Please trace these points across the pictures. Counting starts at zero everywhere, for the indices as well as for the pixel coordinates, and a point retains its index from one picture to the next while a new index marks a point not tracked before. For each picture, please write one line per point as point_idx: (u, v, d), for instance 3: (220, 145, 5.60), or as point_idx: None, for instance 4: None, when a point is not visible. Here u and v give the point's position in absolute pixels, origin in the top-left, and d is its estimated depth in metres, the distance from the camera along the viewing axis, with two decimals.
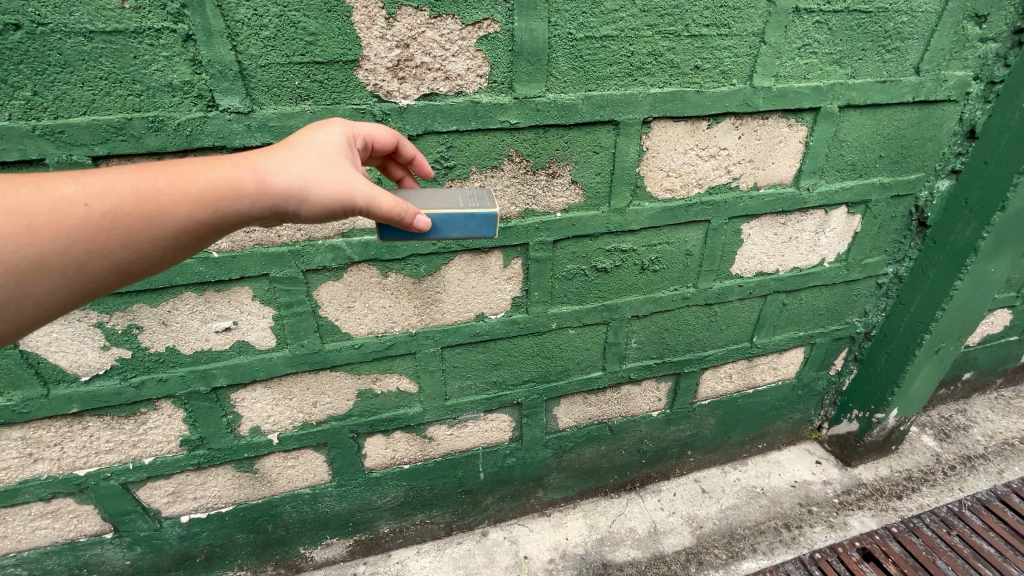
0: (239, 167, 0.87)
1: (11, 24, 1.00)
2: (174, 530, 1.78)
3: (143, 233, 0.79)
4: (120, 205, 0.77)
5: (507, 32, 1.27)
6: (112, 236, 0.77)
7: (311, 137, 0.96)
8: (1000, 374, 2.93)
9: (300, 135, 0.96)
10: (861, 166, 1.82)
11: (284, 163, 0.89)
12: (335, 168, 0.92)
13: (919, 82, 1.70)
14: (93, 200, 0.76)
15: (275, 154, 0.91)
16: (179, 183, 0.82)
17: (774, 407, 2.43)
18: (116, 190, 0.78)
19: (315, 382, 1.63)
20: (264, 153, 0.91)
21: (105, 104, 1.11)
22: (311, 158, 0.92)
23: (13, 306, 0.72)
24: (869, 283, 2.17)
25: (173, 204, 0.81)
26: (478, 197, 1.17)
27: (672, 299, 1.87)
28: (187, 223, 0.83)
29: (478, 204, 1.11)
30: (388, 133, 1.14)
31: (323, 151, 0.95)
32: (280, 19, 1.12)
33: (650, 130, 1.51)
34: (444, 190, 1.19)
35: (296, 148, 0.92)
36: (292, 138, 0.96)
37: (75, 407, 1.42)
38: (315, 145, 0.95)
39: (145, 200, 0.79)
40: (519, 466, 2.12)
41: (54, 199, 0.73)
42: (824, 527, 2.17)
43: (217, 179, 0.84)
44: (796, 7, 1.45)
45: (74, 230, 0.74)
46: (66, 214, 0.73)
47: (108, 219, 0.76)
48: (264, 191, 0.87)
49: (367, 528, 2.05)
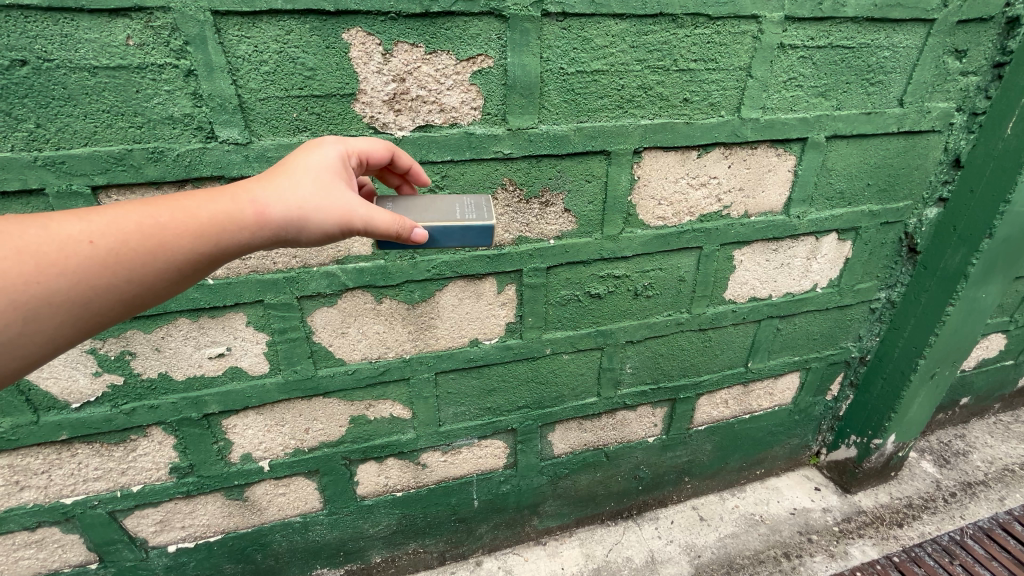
0: (237, 197, 0.88)
1: (19, 60, 1.03)
2: (161, 560, 1.75)
3: (146, 268, 0.80)
4: (122, 241, 0.79)
5: (500, 67, 1.31)
6: (117, 272, 0.78)
7: (306, 159, 0.97)
8: (998, 398, 2.92)
9: (295, 159, 0.97)
10: (849, 194, 1.86)
11: (280, 189, 0.90)
12: (331, 189, 0.93)
13: (903, 113, 1.74)
14: (97, 237, 0.77)
15: (270, 181, 0.91)
16: (179, 216, 0.83)
17: (771, 432, 2.41)
18: (120, 227, 0.79)
19: (308, 408, 1.63)
20: (260, 180, 0.92)
21: (106, 136, 1.13)
22: (306, 182, 0.92)
23: (18, 344, 0.72)
24: (862, 308, 2.18)
25: (176, 237, 0.82)
26: (477, 206, 1.19)
27: (666, 324, 1.88)
28: (189, 255, 0.83)
29: (476, 215, 1.13)
30: (381, 146, 1.15)
31: (319, 173, 0.95)
32: (279, 55, 1.16)
33: (640, 159, 1.55)
34: (443, 200, 1.20)
35: (290, 172, 0.93)
36: (287, 162, 0.97)
37: (65, 434, 1.41)
38: (309, 167, 0.95)
39: (148, 236, 0.81)
40: (514, 494, 2.09)
41: (59, 237, 0.75)
42: (824, 556, 2.13)
43: (217, 210, 0.85)
44: (781, 42, 1.49)
45: (81, 267, 0.75)
46: (71, 252, 0.75)
47: (112, 255, 0.78)
48: (262, 219, 0.87)
49: (359, 558, 2.01)
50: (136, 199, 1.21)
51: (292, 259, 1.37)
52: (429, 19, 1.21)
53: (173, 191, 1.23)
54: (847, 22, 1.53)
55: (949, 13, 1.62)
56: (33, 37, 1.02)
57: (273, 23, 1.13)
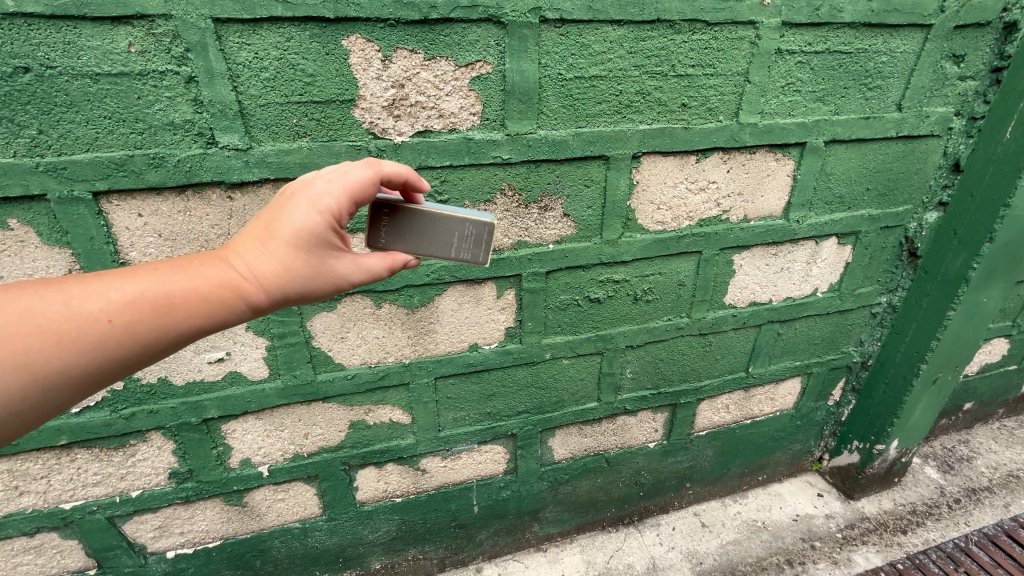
0: (235, 268, 0.86)
1: (21, 67, 1.04)
2: (160, 566, 1.74)
3: (154, 344, 0.80)
4: (134, 318, 0.78)
5: (499, 73, 1.32)
6: (123, 349, 0.77)
7: (292, 219, 0.87)
8: (1001, 404, 2.90)
9: (283, 216, 0.88)
10: (849, 199, 1.86)
11: (277, 264, 0.87)
12: (327, 263, 0.90)
13: (901, 118, 1.74)
14: (113, 315, 0.76)
15: (265, 251, 0.87)
16: (184, 290, 0.82)
17: (772, 437, 2.40)
18: (136, 303, 0.78)
19: (307, 413, 1.62)
20: (254, 246, 0.87)
21: (108, 142, 1.14)
22: (308, 253, 0.88)
23: (24, 418, 0.72)
24: (863, 313, 2.18)
25: (187, 314, 0.81)
26: (476, 235, 1.11)
27: (666, 329, 1.87)
28: (192, 330, 0.83)
29: (469, 252, 1.12)
30: (368, 184, 0.95)
31: (311, 239, 0.88)
32: (279, 61, 1.17)
33: (639, 164, 1.55)
34: (444, 219, 1.10)
35: (283, 239, 0.87)
36: (276, 219, 0.88)
37: (64, 439, 1.41)
38: (301, 233, 0.87)
39: (161, 312, 0.80)
40: (514, 500, 2.08)
41: (76, 314, 0.74)
42: (827, 563, 2.12)
43: (219, 284, 0.84)
44: (778, 48, 1.50)
45: (92, 345, 0.75)
46: (87, 330, 0.74)
47: (124, 333, 0.77)
48: (261, 294, 0.86)
49: (358, 564, 2.00)
50: (137, 205, 1.22)
51: None
52: (428, 25, 1.22)
53: (174, 197, 1.24)
54: (844, 27, 1.54)
55: (946, 18, 1.63)
56: (36, 45, 1.04)
57: (273, 30, 1.14)
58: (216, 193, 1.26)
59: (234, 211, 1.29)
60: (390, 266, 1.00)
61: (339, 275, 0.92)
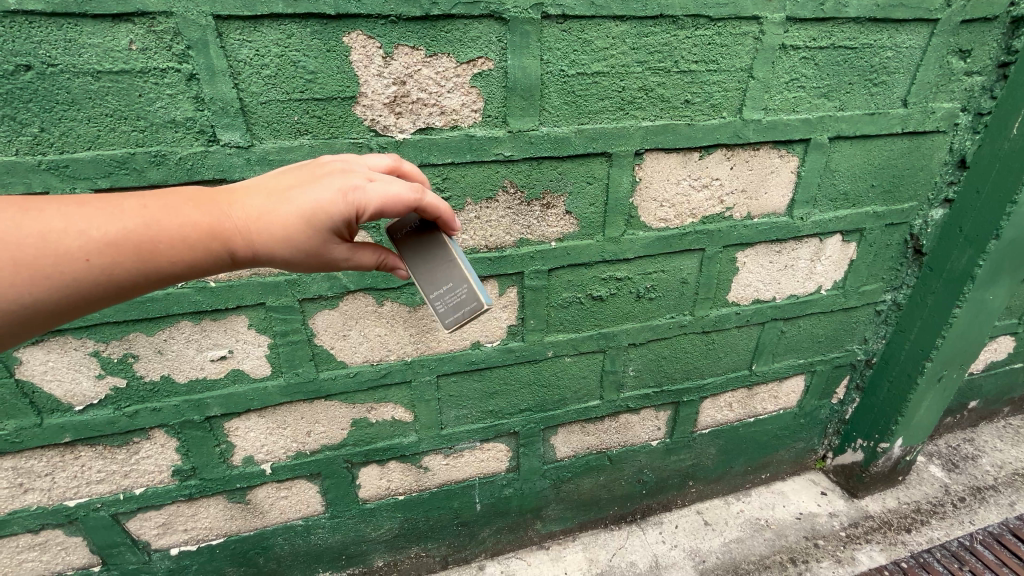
0: (229, 222, 0.88)
1: (23, 65, 1.04)
2: (163, 563, 1.75)
3: (131, 284, 0.83)
4: (112, 259, 0.80)
5: (501, 69, 1.31)
6: (100, 286, 0.81)
7: (309, 195, 0.89)
8: (1007, 402, 2.88)
9: (299, 190, 0.90)
10: (853, 196, 1.84)
11: (272, 230, 0.89)
12: (323, 244, 0.92)
13: (907, 114, 1.73)
14: (92, 253, 0.79)
15: (267, 213, 0.89)
16: (170, 236, 0.84)
17: (775, 436, 2.39)
18: (116, 245, 0.81)
19: (310, 411, 1.63)
20: (257, 204, 0.89)
21: (109, 139, 1.14)
22: (304, 227, 0.89)
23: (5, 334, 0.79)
24: (867, 311, 2.16)
25: (168, 261, 0.84)
26: (460, 300, 1.09)
27: (669, 327, 1.87)
28: (170, 274, 0.86)
29: (444, 307, 1.09)
30: (402, 201, 0.94)
31: (315, 217, 0.89)
32: (281, 58, 1.17)
33: (642, 161, 1.54)
34: (450, 266, 1.09)
35: (291, 207, 0.89)
36: (295, 188, 0.91)
37: (68, 437, 1.42)
38: (311, 210, 0.89)
39: (141, 256, 0.82)
40: (517, 497, 2.08)
41: (55, 248, 0.77)
42: (831, 561, 2.11)
43: (208, 235, 0.86)
44: (782, 43, 1.49)
45: (71, 279, 0.79)
46: (66, 266, 0.78)
47: (103, 272, 0.80)
48: (246, 252, 0.89)
49: (361, 562, 2.01)
50: None
51: None
52: (429, 22, 1.22)
53: None
54: (849, 22, 1.53)
55: (953, 13, 1.61)
56: (37, 43, 1.04)
57: (273, 27, 1.14)
58: None
59: None
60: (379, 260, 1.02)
61: (327, 256, 0.94)
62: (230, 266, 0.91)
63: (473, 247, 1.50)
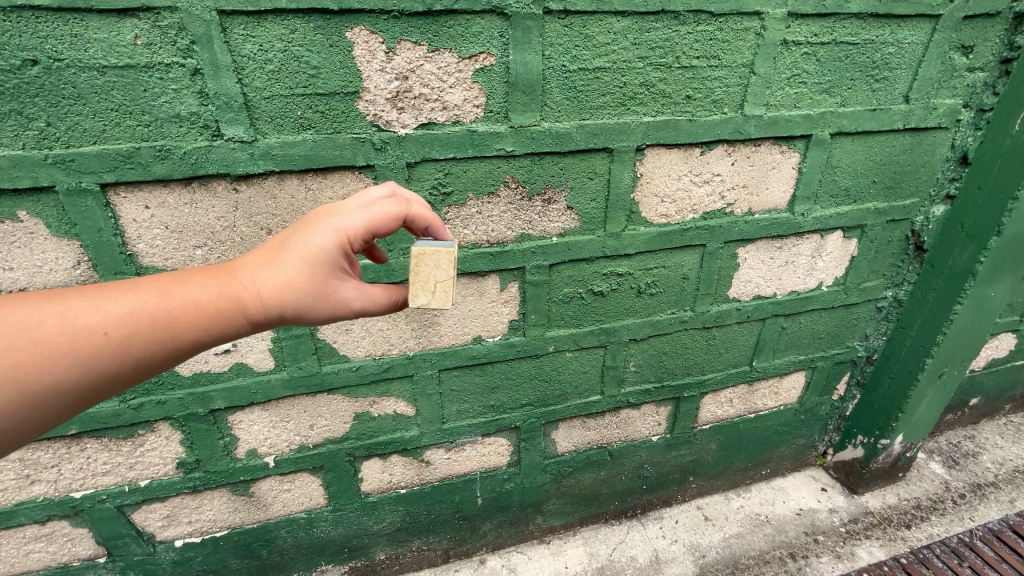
0: (240, 285, 0.91)
1: (30, 59, 1.05)
2: (168, 554, 1.77)
3: (150, 357, 0.85)
4: (131, 330, 0.82)
5: (502, 65, 1.32)
6: (120, 360, 0.82)
7: (308, 239, 0.94)
8: (1008, 399, 2.88)
9: (295, 240, 0.95)
10: (855, 192, 1.84)
11: (281, 282, 0.92)
12: (331, 286, 0.95)
13: (908, 110, 1.73)
14: (111, 327, 0.81)
15: (272, 267, 0.93)
16: (184, 305, 0.87)
17: (775, 432, 2.40)
18: (134, 318, 0.83)
19: (312, 405, 1.64)
20: (258, 263, 0.94)
21: (115, 134, 1.15)
22: (307, 269, 0.93)
23: (20, 431, 0.76)
24: (869, 307, 2.17)
25: (183, 328, 0.86)
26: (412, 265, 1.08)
27: (671, 323, 1.87)
28: (189, 344, 0.88)
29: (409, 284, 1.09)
30: (390, 216, 1.02)
31: (316, 259, 0.94)
32: (284, 53, 1.18)
33: (644, 156, 1.55)
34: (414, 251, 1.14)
35: (292, 256, 0.93)
36: (289, 239, 0.96)
37: (74, 429, 1.43)
38: (312, 253, 0.94)
39: (158, 327, 0.84)
40: (518, 492, 2.09)
41: (72, 326, 0.78)
42: (830, 556, 2.12)
43: (220, 296, 0.89)
44: (784, 39, 1.49)
45: (91, 358, 0.79)
46: (83, 343, 0.78)
47: (121, 346, 0.81)
48: (259, 310, 0.91)
49: (363, 555, 2.02)
50: (144, 196, 1.23)
51: None
52: (432, 17, 1.22)
53: (180, 189, 1.25)
54: (851, 18, 1.53)
55: (955, 8, 1.61)
56: (44, 37, 1.05)
57: (277, 22, 1.15)
58: (221, 185, 1.27)
59: (239, 203, 1.30)
60: (395, 301, 1.07)
61: (339, 300, 0.97)
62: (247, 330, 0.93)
63: (475, 242, 1.52)
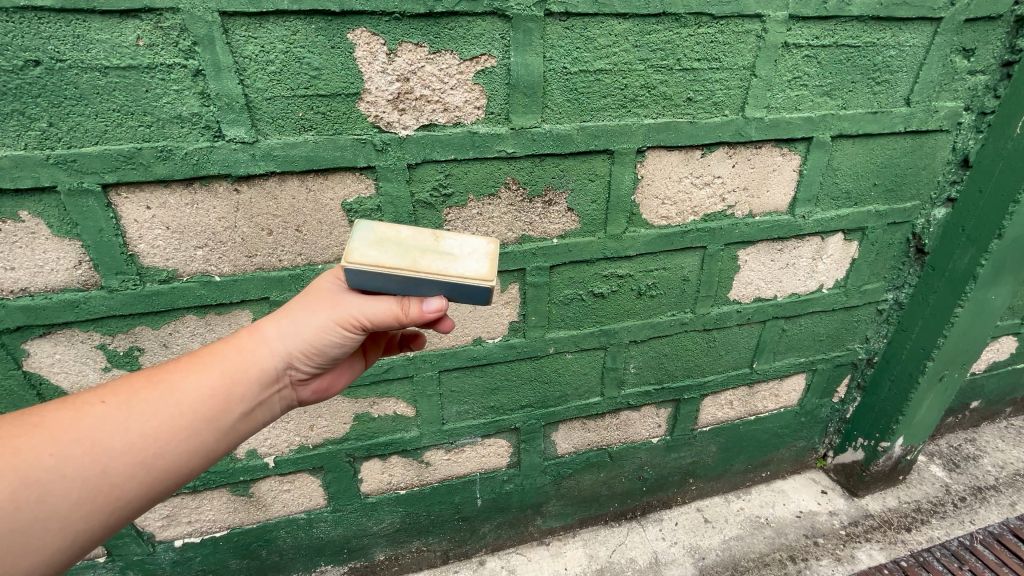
0: (240, 337, 1.02)
1: (32, 60, 1.06)
2: (167, 554, 1.77)
3: (154, 413, 0.89)
4: (126, 394, 0.90)
5: (503, 67, 1.32)
6: (119, 423, 0.86)
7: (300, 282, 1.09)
8: (1009, 402, 2.87)
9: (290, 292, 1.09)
10: (855, 195, 1.84)
11: (281, 320, 1.03)
12: (325, 296, 1.02)
13: (909, 112, 1.73)
14: (109, 396, 0.89)
15: (271, 316, 1.05)
16: (185, 364, 0.96)
17: (775, 434, 2.39)
18: (131, 384, 0.92)
19: (312, 406, 1.64)
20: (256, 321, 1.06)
21: (117, 134, 1.16)
22: (302, 298, 1.04)
23: (32, 520, 0.77)
24: (869, 309, 2.17)
25: (184, 377, 0.94)
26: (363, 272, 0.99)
27: (671, 324, 1.87)
28: (194, 391, 0.93)
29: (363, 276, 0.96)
30: None
31: (309, 286, 1.06)
32: (286, 55, 1.18)
33: (644, 159, 1.55)
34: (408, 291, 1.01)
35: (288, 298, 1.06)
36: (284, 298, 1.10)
37: None
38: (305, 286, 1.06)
39: (158, 383, 0.92)
40: (518, 493, 2.09)
41: (71, 406, 0.86)
42: (830, 559, 2.12)
43: (220, 347, 1.00)
44: (785, 41, 1.49)
45: (89, 427, 0.85)
46: (80, 416, 0.85)
47: (119, 408, 0.88)
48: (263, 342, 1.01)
49: (362, 556, 2.03)
50: (145, 196, 1.23)
51: (297, 257, 1.40)
52: (434, 19, 1.23)
53: (181, 189, 1.25)
54: (852, 21, 1.53)
55: (956, 12, 1.61)
56: (46, 38, 1.05)
57: (279, 23, 1.15)
58: (222, 186, 1.27)
59: (240, 203, 1.30)
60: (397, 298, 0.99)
61: (337, 304, 1.01)
62: (262, 368, 1.00)
63: None
